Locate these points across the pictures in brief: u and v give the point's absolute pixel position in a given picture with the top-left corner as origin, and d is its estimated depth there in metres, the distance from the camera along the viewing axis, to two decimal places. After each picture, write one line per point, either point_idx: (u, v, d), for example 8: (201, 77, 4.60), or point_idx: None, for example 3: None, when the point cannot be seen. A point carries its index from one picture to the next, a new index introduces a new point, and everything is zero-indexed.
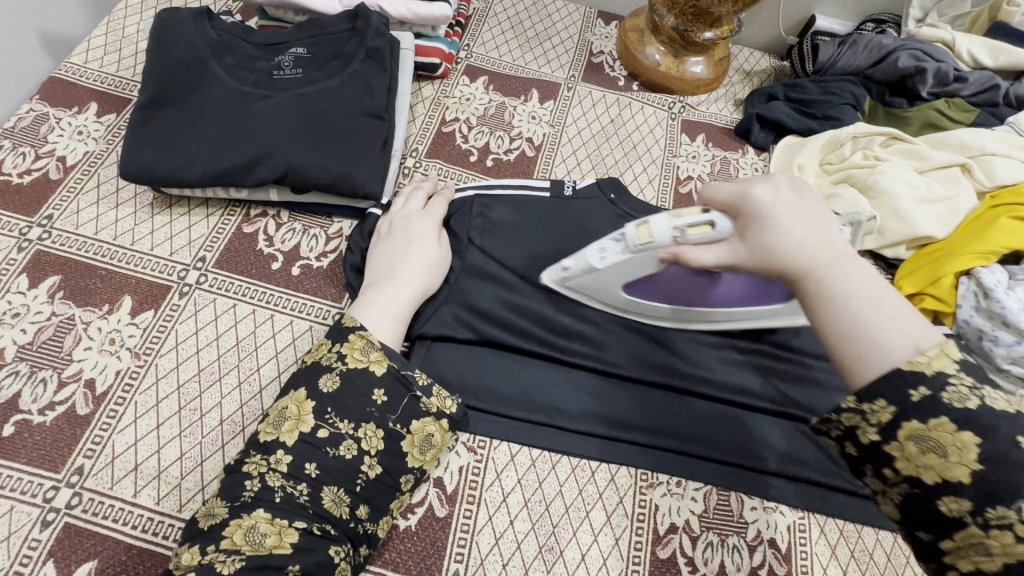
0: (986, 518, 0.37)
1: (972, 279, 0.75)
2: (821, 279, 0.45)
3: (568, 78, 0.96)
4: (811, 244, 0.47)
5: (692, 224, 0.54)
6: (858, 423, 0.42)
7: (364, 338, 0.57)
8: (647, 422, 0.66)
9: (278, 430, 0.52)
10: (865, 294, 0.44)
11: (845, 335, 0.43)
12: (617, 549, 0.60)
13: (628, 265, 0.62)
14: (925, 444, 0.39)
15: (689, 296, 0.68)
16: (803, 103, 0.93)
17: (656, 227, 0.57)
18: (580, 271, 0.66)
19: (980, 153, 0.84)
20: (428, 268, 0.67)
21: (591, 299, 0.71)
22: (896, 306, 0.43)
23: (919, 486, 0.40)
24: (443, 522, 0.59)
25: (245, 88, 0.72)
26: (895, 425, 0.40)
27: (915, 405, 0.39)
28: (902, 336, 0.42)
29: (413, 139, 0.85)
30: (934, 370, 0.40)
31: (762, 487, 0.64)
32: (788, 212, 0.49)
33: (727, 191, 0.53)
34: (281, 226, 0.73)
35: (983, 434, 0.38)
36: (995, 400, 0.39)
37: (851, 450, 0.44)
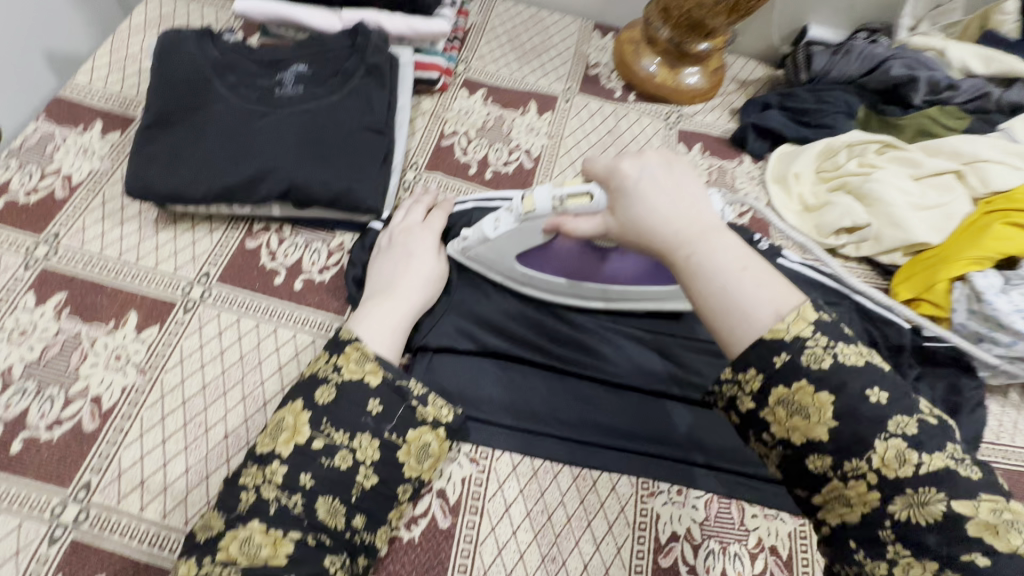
0: (844, 471, 0.43)
1: (966, 283, 0.76)
2: (691, 253, 0.48)
3: (566, 91, 0.97)
4: (679, 219, 0.50)
5: (572, 196, 0.59)
6: (737, 393, 0.46)
7: (360, 349, 0.58)
8: (646, 430, 0.67)
9: (274, 442, 0.53)
10: (729, 266, 0.47)
11: (716, 308, 0.46)
12: (619, 558, 0.60)
13: (519, 235, 0.66)
14: (793, 408, 0.44)
15: (584, 271, 0.70)
16: (798, 112, 0.94)
17: (539, 196, 0.61)
18: (477, 241, 0.69)
19: (975, 160, 0.84)
20: (428, 281, 0.69)
21: (490, 271, 0.73)
22: (759, 276, 0.46)
23: (790, 447, 0.45)
24: (446, 533, 0.59)
25: (247, 106, 0.74)
26: (766, 392, 0.45)
27: (778, 370, 0.44)
28: (764, 305, 0.45)
29: (412, 152, 0.86)
30: (793, 336, 0.44)
31: (760, 494, 0.65)
32: (652, 185, 0.52)
33: (601, 166, 0.56)
34: (284, 240, 0.74)
35: (838, 392, 0.43)
36: (848, 356, 0.44)
37: (736, 419, 0.48)
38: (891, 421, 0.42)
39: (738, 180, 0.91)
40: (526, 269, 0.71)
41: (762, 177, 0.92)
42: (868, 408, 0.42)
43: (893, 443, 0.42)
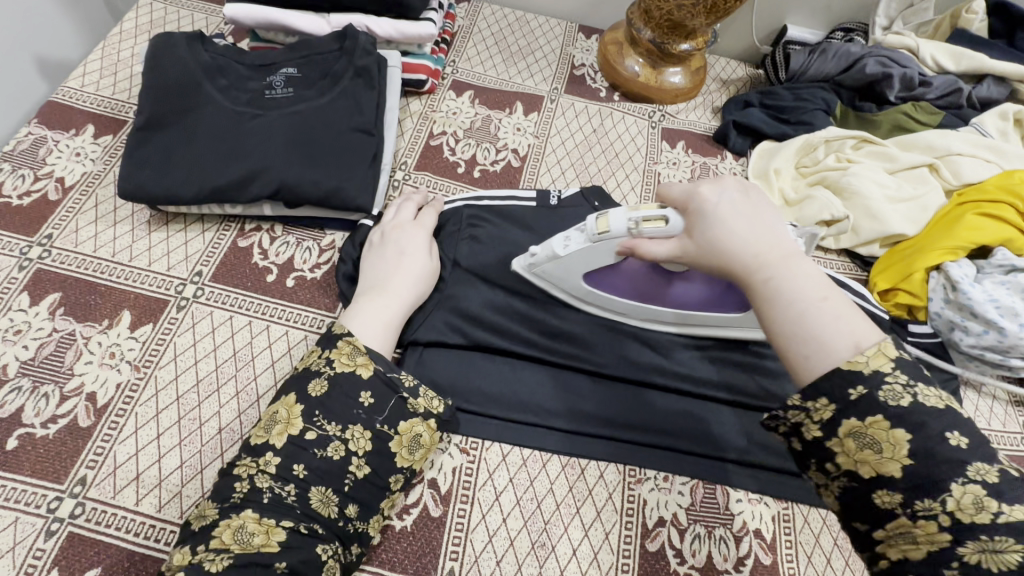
0: (913, 509, 0.41)
1: (942, 273, 0.79)
2: (770, 276, 0.50)
3: (551, 91, 0.99)
4: (759, 245, 0.52)
5: (646, 219, 0.59)
6: (803, 420, 0.45)
7: (351, 343, 0.59)
8: (633, 419, 0.69)
9: (268, 434, 0.54)
10: (811, 296, 0.47)
11: (792, 334, 0.47)
12: (607, 543, 0.62)
13: (589, 254, 0.67)
14: (863, 441, 0.42)
15: (650, 292, 0.71)
16: (778, 109, 0.97)
17: (615, 218, 0.62)
18: (544, 258, 0.70)
19: (947, 153, 0.88)
20: (420, 279, 0.69)
21: (554, 288, 0.74)
22: (840, 307, 0.47)
23: (856, 479, 0.43)
24: (438, 521, 0.61)
25: (238, 108, 0.75)
26: (836, 422, 0.43)
27: (854, 402, 0.43)
28: (845, 335, 0.45)
29: (401, 153, 0.87)
30: (872, 370, 0.43)
31: (745, 479, 0.67)
32: (732, 210, 0.54)
33: (679, 190, 0.58)
34: (275, 239, 0.75)
35: (915, 431, 0.41)
36: (928, 397, 0.42)
37: (797, 446, 0.46)
38: (970, 466, 0.40)
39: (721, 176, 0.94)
40: (591, 287, 0.72)
41: (744, 173, 0.94)
42: (947, 448, 0.40)
43: (971, 488, 0.40)
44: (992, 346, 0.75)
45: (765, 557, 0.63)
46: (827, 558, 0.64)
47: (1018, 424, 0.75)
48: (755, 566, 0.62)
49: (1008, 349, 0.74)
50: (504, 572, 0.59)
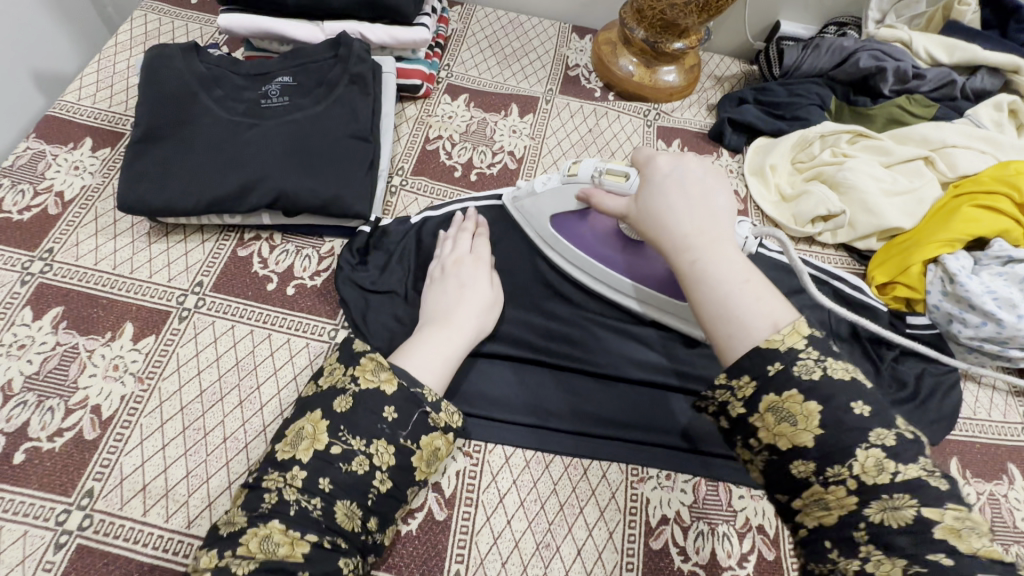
0: (825, 476, 0.42)
1: (939, 266, 0.79)
2: (696, 259, 0.52)
3: (546, 92, 0.99)
4: (695, 223, 0.54)
5: (611, 171, 0.67)
6: (728, 398, 0.47)
7: (374, 359, 0.59)
8: (632, 418, 0.70)
9: (295, 449, 0.55)
10: (733, 277, 0.50)
11: (713, 313, 0.49)
12: (611, 543, 0.62)
13: (560, 195, 0.73)
14: (780, 414, 0.44)
15: (610, 256, 0.74)
16: (772, 105, 0.97)
17: (585, 166, 0.70)
18: (525, 193, 0.77)
19: (942, 146, 0.88)
20: (482, 311, 0.69)
21: (527, 226, 0.79)
22: (760, 290, 0.49)
23: (776, 452, 0.44)
24: (442, 525, 0.61)
25: (235, 118, 0.76)
26: (756, 398, 0.45)
27: (771, 377, 0.45)
28: (763, 317, 0.47)
29: (398, 158, 0.88)
30: (787, 347, 0.45)
31: (746, 475, 0.67)
32: (678, 185, 0.58)
33: (642, 155, 0.63)
34: (275, 248, 0.75)
35: (824, 403, 0.43)
36: (836, 370, 0.44)
37: (726, 424, 0.48)
38: (873, 431, 0.42)
39: None
40: (555, 232, 0.76)
41: (739, 169, 0.94)
42: (853, 418, 0.42)
43: (873, 452, 0.41)
44: (991, 338, 0.74)
45: (768, 553, 0.63)
46: None
47: (1018, 413, 0.75)
48: (759, 562, 0.63)
49: (1007, 340, 0.74)
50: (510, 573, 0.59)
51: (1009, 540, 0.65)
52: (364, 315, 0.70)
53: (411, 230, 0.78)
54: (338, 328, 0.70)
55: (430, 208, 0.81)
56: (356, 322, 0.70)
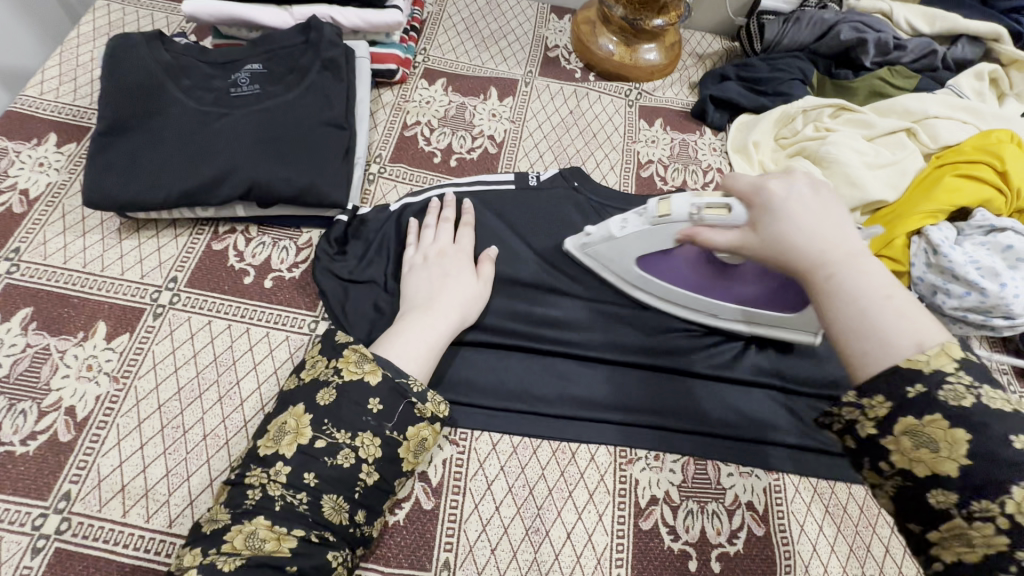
0: (970, 510, 0.40)
1: (922, 238, 0.79)
2: (831, 276, 0.48)
3: (526, 74, 0.98)
4: (826, 241, 0.50)
5: (710, 205, 0.59)
6: (857, 417, 0.45)
7: (358, 351, 0.58)
8: (622, 401, 0.69)
9: (278, 444, 0.54)
10: (876, 293, 0.46)
11: (848, 326, 0.46)
12: (601, 525, 0.62)
13: (646, 237, 0.69)
14: (919, 439, 0.42)
15: (709, 287, 0.72)
16: (753, 81, 0.96)
17: (677, 203, 0.63)
18: (599, 238, 0.72)
19: (924, 117, 0.88)
20: (465, 300, 0.68)
21: (605, 270, 0.75)
22: (905, 306, 0.46)
23: (910, 478, 0.42)
24: (430, 514, 0.60)
25: (203, 108, 0.73)
26: (891, 420, 0.43)
27: (912, 400, 0.42)
28: (909, 334, 0.44)
29: (375, 145, 0.86)
30: (932, 368, 0.42)
31: (735, 453, 0.68)
32: (800, 206, 0.52)
33: (745, 181, 0.56)
34: (251, 240, 0.73)
35: (975, 431, 0.40)
36: (993, 399, 0.41)
37: (851, 444, 0.46)
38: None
39: (701, 152, 0.93)
40: (642, 271, 0.73)
41: (723, 147, 0.94)
42: (1011, 451, 0.39)
43: None
44: (975, 308, 0.74)
45: (757, 528, 0.64)
46: (819, 525, 0.65)
47: (1002, 382, 0.77)
48: (748, 538, 0.63)
49: (991, 309, 0.74)
50: (500, 559, 0.59)
51: None
52: (343, 306, 0.69)
53: (390, 218, 0.76)
54: (318, 320, 0.69)
55: (409, 194, 0.80)
56: (335, 312, 0.69)
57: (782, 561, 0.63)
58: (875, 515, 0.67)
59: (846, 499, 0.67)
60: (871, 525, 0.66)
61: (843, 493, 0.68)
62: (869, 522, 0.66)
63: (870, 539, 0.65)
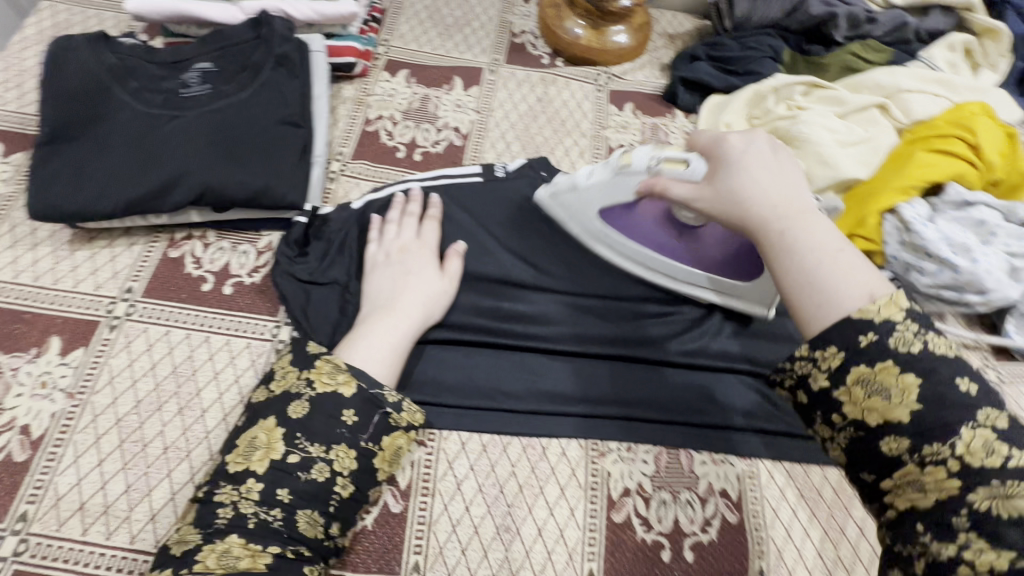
0: (921, 454, 0.41)
1: (895, 215, 0.77)
2: (785, 230, 0.51)
3: (491, 62, 0.95)
4: (781, 195, 0.53)
5: (670, 158, 0.63)
6: (811, 370, 0.47)
7: (330, 361, 0.57)
8: (592, 394, 0.68)
9: (249, 461, 0.53)
10: (824, 247, 0.49)
11: (799, 281, 0.49)
12: (573, 519, 0.62)
13: (609, 187, 0.70)
14: (872, 388, 0.44)
15: (667, 245, 0.72)
16: (724, 61, 0.94)
17: (638, 155, 0.66)
18: (566, 187, 0.74)
19: (896, 91, 0.86)
20: (429, 298, 0.67)
21: (569, 223, 0.76)
22: (852, 260, 0.48)
23: (863, 427, 0.45)
24: (399, 517, 0.60)
25: (152, 111, 0.71)
26: (844, 369, 0.45)
27: (865, 349, 0.44)
28: (859, 285, 0.47)
29: (336, 142, 0.83)
30: (882, 318, 0.44)
31: (708, 440, 0.68)
32: (756, 160, 0.56)
33: (707, 137, 0.60)
34: (209, 246, 0.72)
35: (923, 378, 0.42)
36: (936, 346, 0.44)
37: (804, 399, 0.48)
38: (980, 410, 0.41)
39: (673, 136, 0.91)
40: (604, 224, 0.74)
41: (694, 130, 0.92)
42: (957, 394, 0.42)
43: (980, 433, 0.40)
44: (949, 284, 0.73)
45: (731, 515, 0.64)
46: (792, 509, 0.65)
47: (977, 357, 0.76)
48: (722, 525, 0.63)
49: (965, 285, 0.73)
50: (471, 560, 0.58)
51: None
52: (305, 309, 0.68)
53: (352, 217, 0.74)
54: (280, 325, 0.68)
55: (372, 191, 0.78)
56: (296, 317, 0.67)
57: (755, 547, 0.63)
58: (849, 497, 0.67)
59: (820, 482, 0.68)
60: (844, 507, 0.66)
61: (816, 476, 0.68)
62: (843, 504, 0.66)
63: (844, 521, 0.65)
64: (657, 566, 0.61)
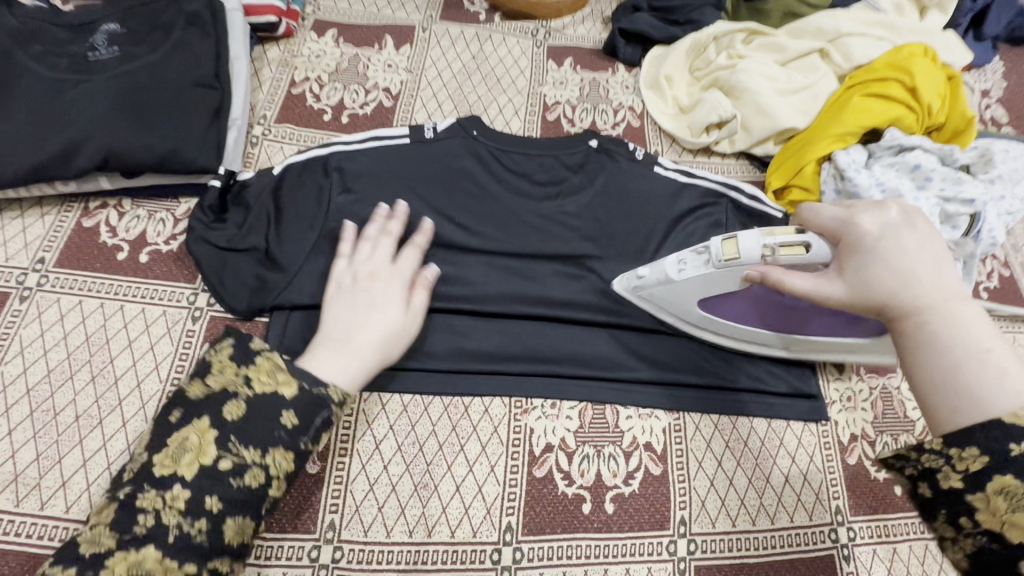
0: None
1: (832, 163, 0.76)
2: (922, 322, 0.43)
3: (425, 19, 0.92)
4: (920, 278, 0.45)
5: (785, 244, 0.55)
6: (942, 466, 0.39)
7: (271, 358, 0.53)
8: (516, 352, 0.67)
9: (176, 464, 0.48)
10: (972, 343, 0.40)
11: (933, 378, 0.41)
12: (493, 476, 0.62)
13: (708, 279, 0.63)
14: (1019, 502, 0.35)
15: (773, 322, 0.67)
16: (665, 11, 0.91)
17: (746, 243, 0.58)
18: (654, 281, 0.66)
19: (837, 36, 0.84)
20: (388, 338, 0.60)
21: (660, 312, 0.69)
22: (1007, 361, 0.39)
23: (999, 542, 0.36)
24: (315, 478, 0.60)
25: (56, 75, 0.69)
26: (985, 475, 0.36)
27: (1014, 458, 0.35)
28: (1009, 389, 0.38)
29: (260, 106, 0.81)
30: None
31: (635, 396, 0.67)
32: (894, 243, 0.47)
33: (830, 215, 0.52)
34: (124, 214, 0.70)
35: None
36: None
37: (925, 491, 0.40)
38: None
39: (612, 91, 0.88)
40: (708, 312, 0.67)
41: (635, 84, 0.89)
42: None
43: None
44: None
45: (654, 467, 0.64)
46: (717, 460, 0.65)
47: None
48: (644, 478, 0.64)
49: None
50: (387, 517, 0.58)
51: (898, 430, 0.69)
52: (221, 276, 0.66)
53: (271, 183, 0.71)
54: (197, 292, 0.67)
55: (296, 153, 0.74)
56: (213, 283, 0.66)
57: (677, 497, 0.63)
58: (776, 446, 0.67)
59: (748, 432, 0.67)
60: (771, 457, 0.66)
61: (744, 427, 0.67)
62: (769, 454, 0.66)
63: (769, 470, 0.65)
64: (575, 518, 0.61)
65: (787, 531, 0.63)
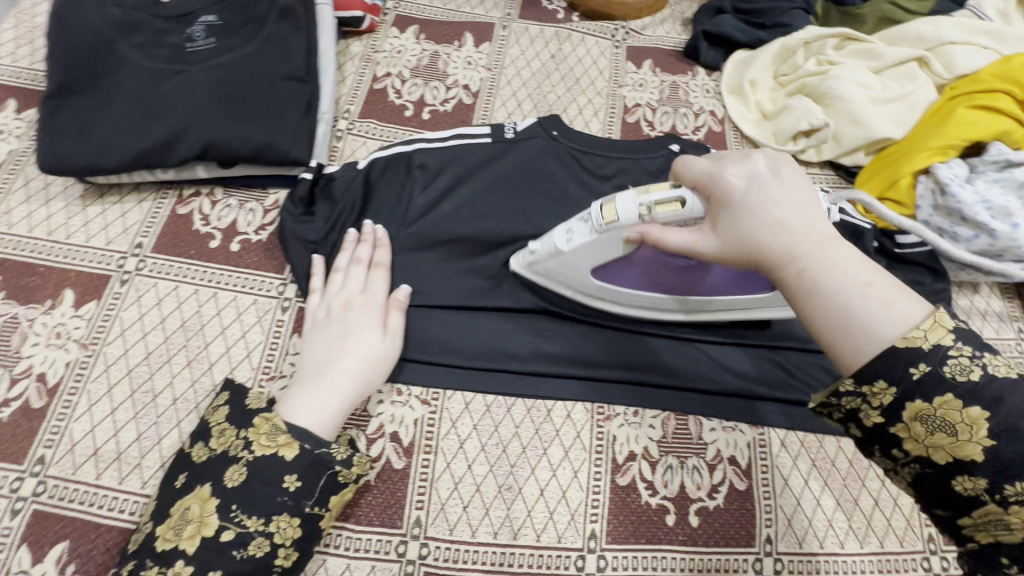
0: (1004, 494, 0.36)
1: (930, 177, 0.72)
2: (801, 268, 0.42)
3: (504, 17, 0.91)
4: (790, 224, 0.43)
5: (661, 201, 0.51)
6: (859, 405, 0.40)
7: (270, 420, 0.54)
8: (599, 357, 0.66)
9: (178, 538, 0.50)
10: (852, 280, 0.41)
11: (829, 323, 0.41)
12: (576, 481, 0.61)
13: (594, 246, 0.59)
14: (933, 423, 0.37)
15: (682, 287, 0.64)
16: (752, 14, 0.89)
17: (622, 204, 0.53)
18: (545, 254, 0.63)
19: (938, 43, 0.81)
20: (367, 362, 0.59)
21: (561, 287, 0.67)
22: (885, 290, 0.40)
23: (930, 465, 0.39)
24: (402, 473, 0.60)
25: (155, 65, 0.70)
26: (899, 406, 0.38)
27: (918, 383, 0.37)
28: (894, 315, 0.39)
29: (344, 100, 0.82)
30: (931, 345, 0.37)
31: (718, 408, 0.66)
32: (764, 194, 0.45)
33: (699, 170, 0.48)
34: (216, 203, 0.71)
35: (992, 407, 0.36)
36: (997, 366, 0.37)
37: (855, 432, 0.42)
38: None
39: (693, 95, 0.86)
40: (602, 283, 0.64)
41: (717, 88, 0.87)
42: None
43: None
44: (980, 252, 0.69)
45: (740, 482, 0.63)
46: (804, 479, 0.64)
47: (1011, 332, 0.73)
48: (729, 492, 0.62)
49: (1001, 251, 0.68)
50: (472, 516, 0.58)
51: None
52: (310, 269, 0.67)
53: (358, 177, 0.71)
54: (286, 283, 0.68)
55: (380, 149, 0.74)
56: (302, 276, 0.67)
57: (761, 513, 0.62)
58: (864, 469, 0.64)
59: (834, 452, 0.65)
60: (859, 479, 0.64)
61: (831, 446, 0.65)
62: (858, 476, 0.64)
63: (858, 493, 0.63)
64: (659, 529, 0.60)
65: (877, 557, 0.61)
